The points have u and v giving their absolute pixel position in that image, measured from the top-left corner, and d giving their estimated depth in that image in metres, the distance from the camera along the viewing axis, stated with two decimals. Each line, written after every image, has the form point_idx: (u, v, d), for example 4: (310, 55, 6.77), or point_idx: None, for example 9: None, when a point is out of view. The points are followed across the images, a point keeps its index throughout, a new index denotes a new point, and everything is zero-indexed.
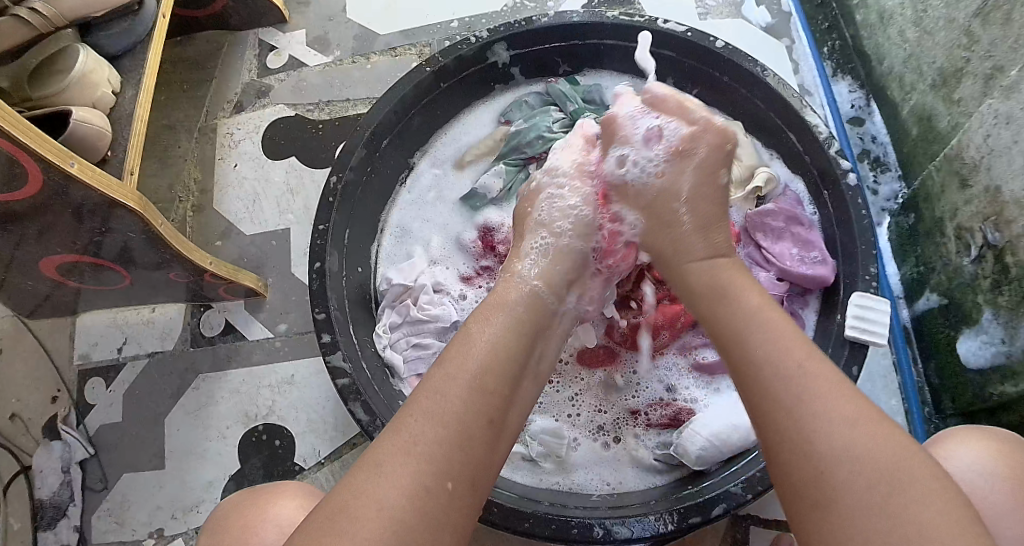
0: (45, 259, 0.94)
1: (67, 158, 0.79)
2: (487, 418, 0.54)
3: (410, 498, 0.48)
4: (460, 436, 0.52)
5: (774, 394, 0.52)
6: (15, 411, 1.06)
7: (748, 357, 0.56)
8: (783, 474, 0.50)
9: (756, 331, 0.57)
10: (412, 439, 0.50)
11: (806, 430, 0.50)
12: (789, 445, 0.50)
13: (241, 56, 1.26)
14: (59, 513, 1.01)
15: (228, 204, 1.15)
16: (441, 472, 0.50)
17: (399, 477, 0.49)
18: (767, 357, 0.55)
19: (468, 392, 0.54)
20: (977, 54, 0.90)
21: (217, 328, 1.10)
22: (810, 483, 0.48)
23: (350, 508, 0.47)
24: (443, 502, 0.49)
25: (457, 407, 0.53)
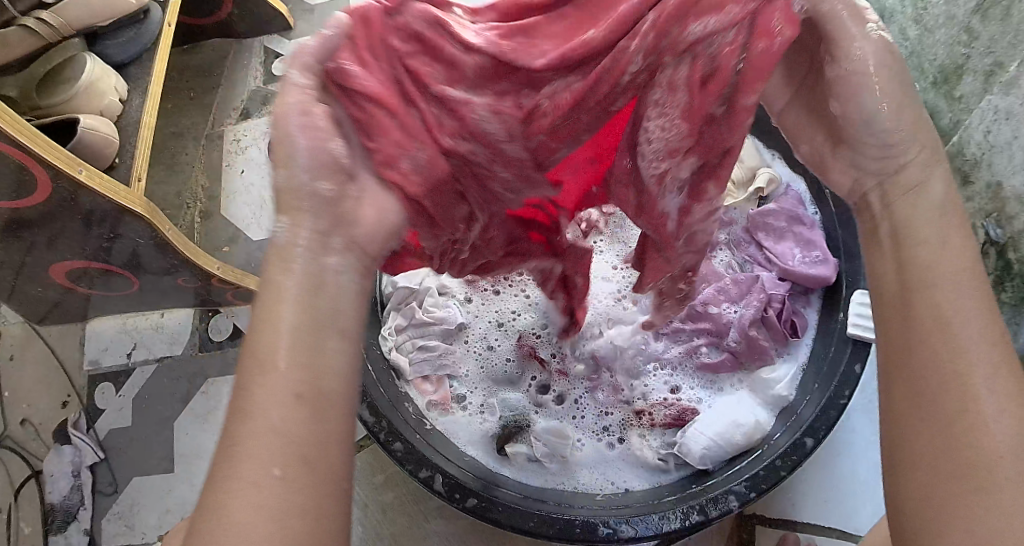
0: (56, 265, 0.95)
1: (76, 166, 0.80)
2: (293, 393, 0.47)
3: (245, 493, 0.44)
4: (274, 423, 0.46)
5: (953, 359, 0.49)
6: (26, 416, 1.08)
7: (944, 312, 0.51)
8: (937, 445, 0.48)
9: (961, 290, 0.51)
10: (232, 440, 0.46)
11: (982, 406, 0.47)
12: (952, 419, 0.48)
13: (248, 65, 1.27)
14: (69, 517, 1.02)
15: (235, 209, 1.17)
16: (266, 459, 0.45)
17: (227, 478, 0.45)
18: (966, 319, 0.50)
19: (270, 375, 0.47)
20: (977, 50, 0.90)
21: (226, 332, 1.12)
22: (970, 461, 0.46)
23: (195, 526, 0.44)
24: (279, 490, 0.44)
25: (267, 394, 0.47)
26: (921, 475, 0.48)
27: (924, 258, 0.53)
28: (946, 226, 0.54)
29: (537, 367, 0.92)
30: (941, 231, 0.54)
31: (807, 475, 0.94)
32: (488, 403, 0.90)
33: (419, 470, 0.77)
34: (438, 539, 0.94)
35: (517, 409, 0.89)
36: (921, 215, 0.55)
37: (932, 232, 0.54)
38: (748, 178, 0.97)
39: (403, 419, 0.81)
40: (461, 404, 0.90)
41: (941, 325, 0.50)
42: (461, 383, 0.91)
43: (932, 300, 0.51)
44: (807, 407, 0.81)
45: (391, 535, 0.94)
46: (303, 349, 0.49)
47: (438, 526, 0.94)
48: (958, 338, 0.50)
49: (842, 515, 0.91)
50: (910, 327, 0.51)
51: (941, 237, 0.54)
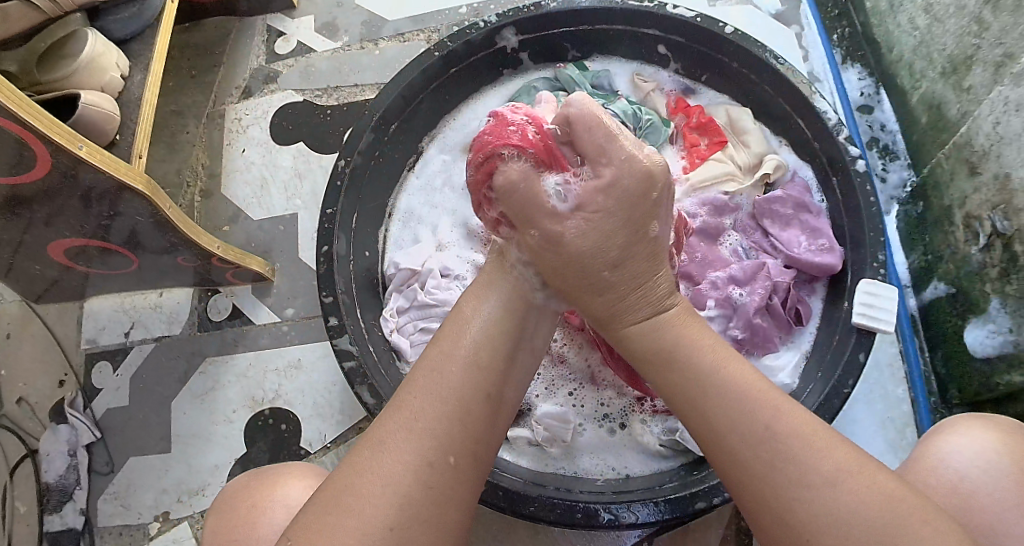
0: (54, 242, 0.94)
1: (76, 141, 0.79)
2: (484, 392, 0.56)
3: (417, 471, 0.51)
4: (461, 413, 0.54)
5: (744, 455, 0.52)
6: (22, 395, 1.07)
7: (712, 423, 0.54)
8: (770, 539, 0.51)
9: (715, 397, 0.55)
10: (416, 416, 0.53)
11: (788, 498, 0.50)
12: (771, 518, 0.50)
13: (249, 42, 1.25)
14: (65, 496, 1.02)
15: (235, 188, 1.16)
16: (443, 446, 0.52)
17: (404, 452, 0.51)
18: (730, 425, 0.53)
19: (465, 371, 0.56)
20: (988, 41, 0.89)
21: (225, 312, 1.10)
22: (800, 545, 0.49)
23: (363, 485, 0.50)
24: (449, 473, 0.51)
25: (456, 386, 0.55)
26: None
27: (670, 381, 0.58)
28: (660, 355, 0.59)
29: None
30: (685, 350, 0.58)
31: None
32: None
33: None
34: None
35: None
36: (666, 339, 0.60)
37: (683, 349, 0.58)
38: (755, 165, 0.96)
39: None
40: None
41: (713, 438, 0.54)
42: None
43: (691, 422, 0.56)
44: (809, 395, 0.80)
45: None
46: (493, 357, 0.58)
47: None
48: (730, 445, 0.53)
49: None
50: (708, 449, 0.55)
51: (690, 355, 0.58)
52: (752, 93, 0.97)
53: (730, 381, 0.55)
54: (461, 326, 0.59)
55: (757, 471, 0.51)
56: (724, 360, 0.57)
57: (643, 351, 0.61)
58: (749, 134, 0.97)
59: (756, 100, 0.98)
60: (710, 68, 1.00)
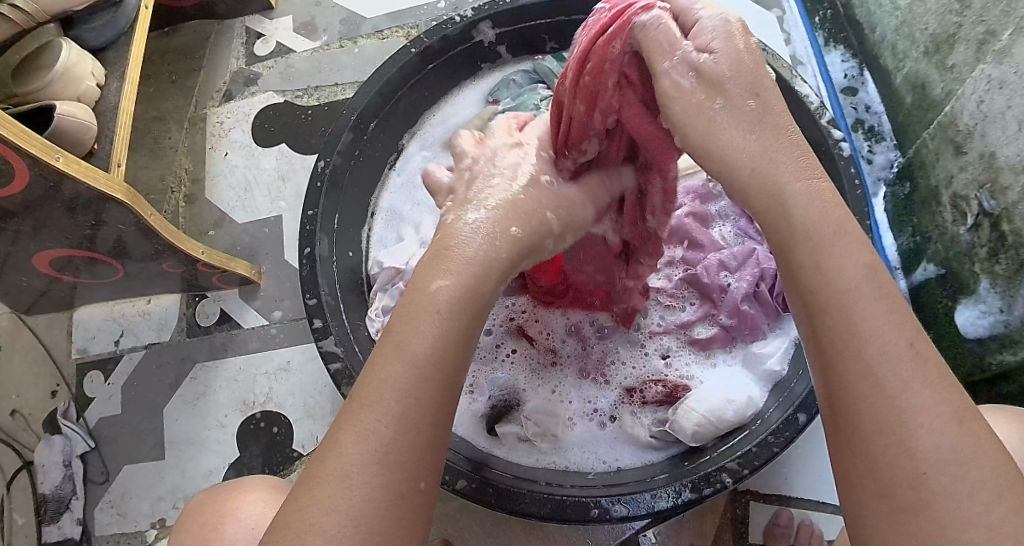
0: (39, 253, 0.94)
1: (53, 153, 0.78)
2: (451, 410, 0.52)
3: (389, 504, 0.47)
4: (431, 436, 0.50)
5: (877, 377, 0.46)
6: (16, 407, 1.07)
7: (856, 331, 0.47)
8: (869, 471, 0.46)
9: (868, 304, 0.48)
10: (385, 448, 0.48)
11: (911, 425, 0.45)
12: (878, 446, 0.45)
13: (228, 45, 1.25)
14: (62, 506, 1.02)
15: (219, 192, 1.15)
16: (415, 473, 0.48)
17: (371, 487, 0.47)
18: (876, 340, 0.47)
19: (438, 390, 0.50)
20: (969, 19, 0.88)
21: (214, 317, 1.10)
22: (905, 483, 0.44)
23: (318, 523, 0.45)
24: (417, 501, 0.48)
25: (429, 410, 0.50)
26: (860, 499, 0.46)
27: (823, 273, 0.50)
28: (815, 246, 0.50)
29: (519, 343, 0.90)
30: (844, 243, 0.50)
31: (803, 449, 0.93)
32: (476, 382, 0.89)
33: None
34: (431, 520, 0.94)
35: (507, 388, 0.89)
36: (827, 227, 0.51)
37: (842, 247, 0.50)
38: None
39: None
40: None
41: (852, 348, 0.47)
42: None
43: (828, 324, 0.49)
44: (799, 382, 0.80)
45: None
46: (461, 365, 0.53)
47: None
48: (874, 361, 0.46)
49: None
50: (835, 366, 0.48)
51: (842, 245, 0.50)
52: None
53: (884, 287, 0.49)
54: (417, 321, 0.52)
55: (885, 393, 0.46)
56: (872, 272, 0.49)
57: (790, 237, 0.52)
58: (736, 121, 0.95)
59: None
60: None
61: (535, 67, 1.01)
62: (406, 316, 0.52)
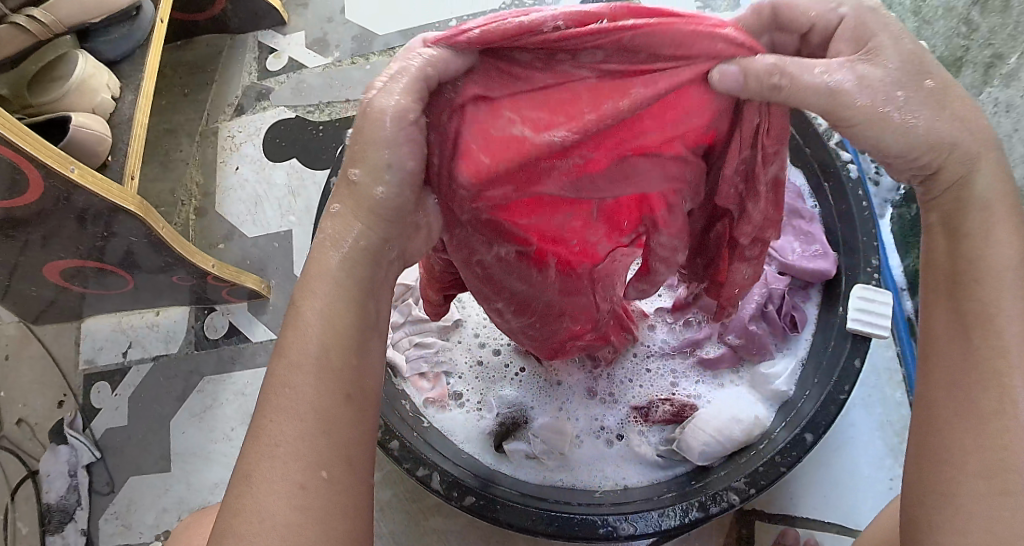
0: (49, 264, 0.94)
1: (68, 164, 0.79)
2: (343, 392, 0.48)
3: (291, 497, 0.45)
4: (323, 424, 0.46)
5: (997, 362, 0.47)
6: (22, 416, 1.07)
7: (995, 316, 0.48)
8: (971, 449, 0.46)
9: (1009, 292, 0.48)
10: (275, 441, 0.46)
11: (1016, 412, 0.45)
12: (991, 429, 0.46)
13: (241, 59, 1.26)
14: (66, 517, 1.02)
15: (229, 206, 1.16)
16: (313, 463, 0.46)
17: (274, 481, 0.45)
18: (1008, 326, 0.47)
19: (315, 377, 0.47)
20: (977, 43, 0.89)
21: (222, 330, 1.10)
22: (1000, 466, 0.44)
23: (233, 523, 0.45)
24: (324, 491, 0.45)
25: (311, 396, 0.47)
26: (957, 477, 0.46)
27: (982, 257, 0.49)
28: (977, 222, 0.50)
29: (527, 359, 0.91)
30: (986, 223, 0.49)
31: (808, 471, 0.93)
32: (485, 399, 0.90)
33: (416, 469, 0.77)
34: (436, 536, 0.94)
35: (515, 406, 0.89)
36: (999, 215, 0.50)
37: (996, 233, 0.49)
38: None
39: (400, 417, 0.82)
40: (458, 401, 0.90)
41: (986, 335, 0.48)
42: (457, 379, 0.92)
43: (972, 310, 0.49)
44: (807, 402, 0.80)
45: (389, 534, 0.94)
46: (345, 348, 0.49)
47: (436, 523, 0.94)
48: (1005, 348, 0.47)
49: (844, 511, 0.91)
50: (963, 346, 0.48)
51: (988, 234, 0.49)
52: None
53: None
54: (296, 323, 0.49)
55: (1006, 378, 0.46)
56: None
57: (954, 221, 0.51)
58: None
59: None
60: None
61: None
62: (303, 298, 0.50)
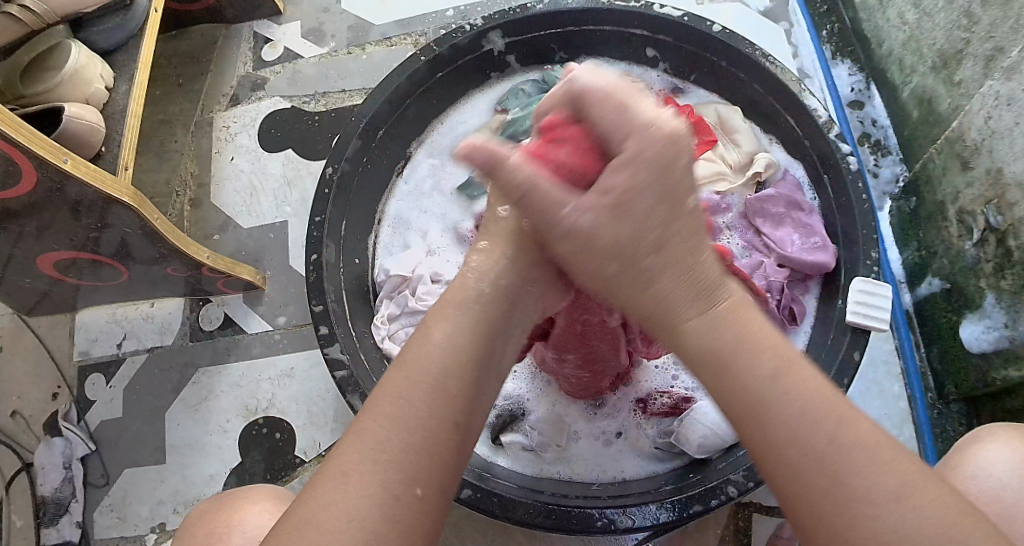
0: (43, 255, 0.93)
1: (61, 154, 0.78)
2: (452, 420, 0.50)
3: (381, 504, 0.46)
4: (428, 444, 0.48)
5: (801, 469, 0.45)
6: (16, 409, 1.06)
7: (776, 427, 0.46)
8: None
9: (778, 402, 0.46)
10: (379, 447, 0.48)
11: (851, 509, 0.43)
12: (836, 535, 0.43)
13: (236, 49, 1.25)
14: (60, 510, 1.01)
15: (224, 197, 1.15)
16: (410, 477, 0.47)
17: (369, 486, 0.46)
18: (792, 433, 0.45)
19: (429, 395, 0.50)
20: (977, 35, 0.89)
21: (217, 321, 1.10)
22: None
23: (319, 518, 0.45)
24: (415, 508, 0.47)
25: (421, 412, 0.49)
26: None
27: (739, 385, 0.47)
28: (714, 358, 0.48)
29: None
30: (741, 353, 0.48)
31: None
32: None
33: None
34: None
35: (513, 398, 0.89)
36: (726, 342, 0.48)
37: (745, 355, 0.47)
38: (746, 164, 0.96)
39: None
40: None
41: (778, 452, 0.45)
42: None
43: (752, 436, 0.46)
44: None
45: None
46: (464, 379, 0.51)
47: None
48: (810, 453, 0.45)
49: None
50: (768, 465, 0.46)
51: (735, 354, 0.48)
52: (741, 91, 0.97)
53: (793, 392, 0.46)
54: (424, 345, 0.52)
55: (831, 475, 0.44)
56: (785, 368, 0.47)
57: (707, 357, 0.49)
58: (739, 133, 0.97)
59: (746, 98, 0.97)
60: (698, 67, 0.99)
61: (544, 77, 1.01)
62: (434, 321, 0.54)
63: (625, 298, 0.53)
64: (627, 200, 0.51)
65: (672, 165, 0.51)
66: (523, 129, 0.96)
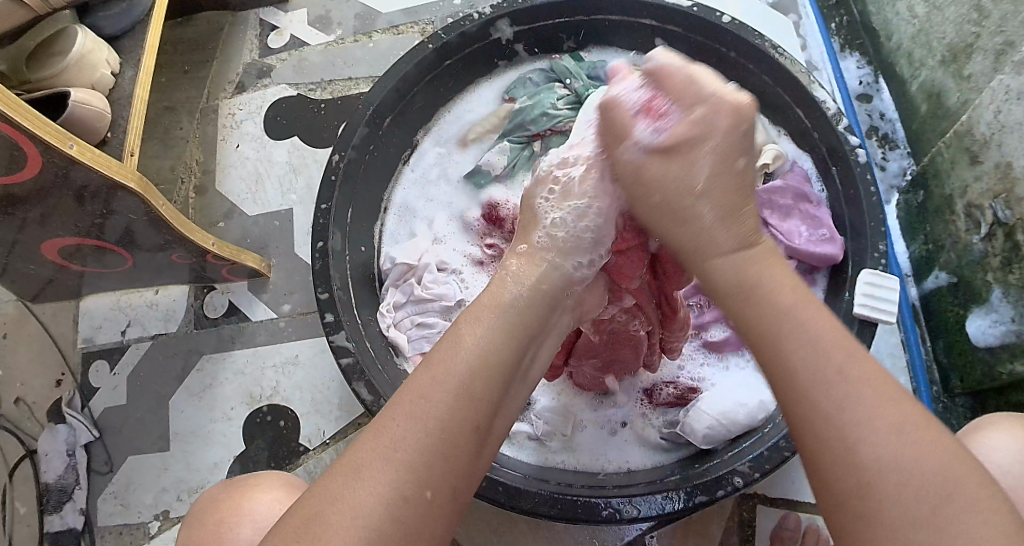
0: (47, 242, 0.93)
1: (66, 140, 0.78)
2: (473, 424, 0.50)
3: (388, 504, 0.45)
4: (445, 446, 0.48)
5: (815, 400, 0.47)
6: (20, 395, 1.06)
7: (784, 357, 0.49)
8: (824, 485, 0.46)
9: (791, 335, 0.50)
10: (393, 445, 0.47)
11: (851, 441, 0.45)
12: (829, 460, 0.45)
13: (242, 36, 1.24)
14: (64, 497, 1.01)
15: (229, 184, 1.15)
16: (422, 479, 0.46)
17: (380, 484, 0.46)
18: (807, 360, 0.48)
19: (455, 397, 0.50)
20: (988, 29, 0.88)
21: (221, 309, 1.10)
22: (853, 494, 0.44)
23: (326, 514, 0.45)
24: (424, 510, 0.46)
25: (442, 414, 0.49)
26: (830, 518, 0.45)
27: (758, 308, 0.52)
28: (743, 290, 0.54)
29: None
30: (768, 283, 0.53)
31: None
32: None
33: None
34: None
35: None
36: (747, 276, 0.54)
37: (769, 290, 0.53)
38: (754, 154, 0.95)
39: None
40: None
41: (784, 379, 0.49)
42: None
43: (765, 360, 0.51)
44: None
45: None
46: (490, 382, 0.52)
47: None
48: (815, 384, 0.47)
49: None
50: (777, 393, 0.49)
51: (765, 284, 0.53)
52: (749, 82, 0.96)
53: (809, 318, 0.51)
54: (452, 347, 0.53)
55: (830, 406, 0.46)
56: (805, 303, 0.52)
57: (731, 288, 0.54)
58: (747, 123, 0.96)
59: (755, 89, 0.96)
60: None
61: (553, 66, 1.01)
62: (467, 324, 0.55)
63: (665, 229, 0.60)
64: (671, 156, 0.59)
65: (733, 157, 0.59)
66: (531, 118, 0.97)
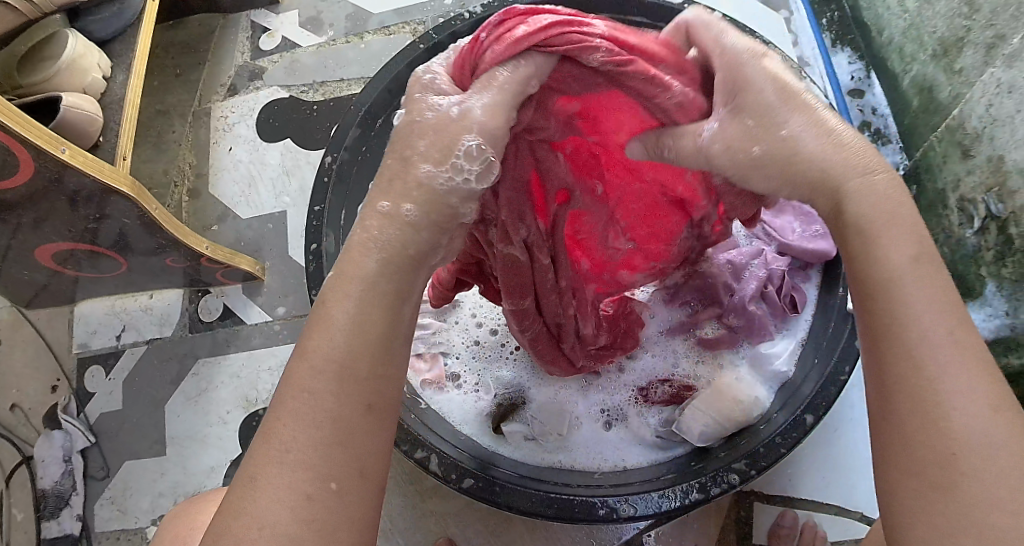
0: (41, 247, 0.93)
1: (58, 144, 0.77)
2: (364, 402, 0.47)
3: (295, 507, 0.43)
4: (339, 435, 0.45)
5: (918, 361, 0.45)
6: (15, 402, 1.06)
7: (905, 312, 0.46)
8: (903, 449, 0.44)
9: (907, 287, 0.47)
10: (287, 446, 0.44)
11: (945, 406, 0.44)
12: (914, 423, 0.44)
13: (234, 39, 1.24)
14: (61, 503, 1.01)
15: (223, 187, 1.15)
16: (323, 473, 0.44)
17: (277, 489, 0.44)
18: (915, 319, 0.46)
19: (337, 382, 0.46)
20: (978, 22, 0.88)
21: (216, 312, 1.09)
22: (939, 459, 0.43)
23: (232, 526, 0.43)
24: (331, 503, 0.44)
25: (330, 404, 0.46)
26: (894, 478, 0.45)
27: (875, 258, 0.48)
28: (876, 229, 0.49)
29: None
30: (886, 236, 0.49)
31: (807, 451, 0.93)
32: (482, 382, 0.90)
33: (412, 451, 0.77)
34: (435, 519, 0.93)
35: (513, 387, 0.89)
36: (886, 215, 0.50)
37: (890, 232, 0.49)
38: None
39: None
40: (456, 382, 0.90)
41: (896, 332, 0.46)
42: (455, 361, 0.91)
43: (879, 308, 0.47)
44: (808, 382, 0.79)
45: (385, 517, 0.94)
46: (372, 357, 0.47)
47: (434, 505, 0.94)
48: (915, 340, 0.45)
49: (843, 492, 0.91)
50: (882, 345, 0.47)
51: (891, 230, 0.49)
52: None
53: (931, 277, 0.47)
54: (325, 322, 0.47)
55: (925, 371, 0.45)
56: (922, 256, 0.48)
57: (842, 228, 0.51)
58: None
59: None
60: None
61: None
62: (332, 297, 0.48)
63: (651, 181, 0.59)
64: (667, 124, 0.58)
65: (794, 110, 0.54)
66: None
